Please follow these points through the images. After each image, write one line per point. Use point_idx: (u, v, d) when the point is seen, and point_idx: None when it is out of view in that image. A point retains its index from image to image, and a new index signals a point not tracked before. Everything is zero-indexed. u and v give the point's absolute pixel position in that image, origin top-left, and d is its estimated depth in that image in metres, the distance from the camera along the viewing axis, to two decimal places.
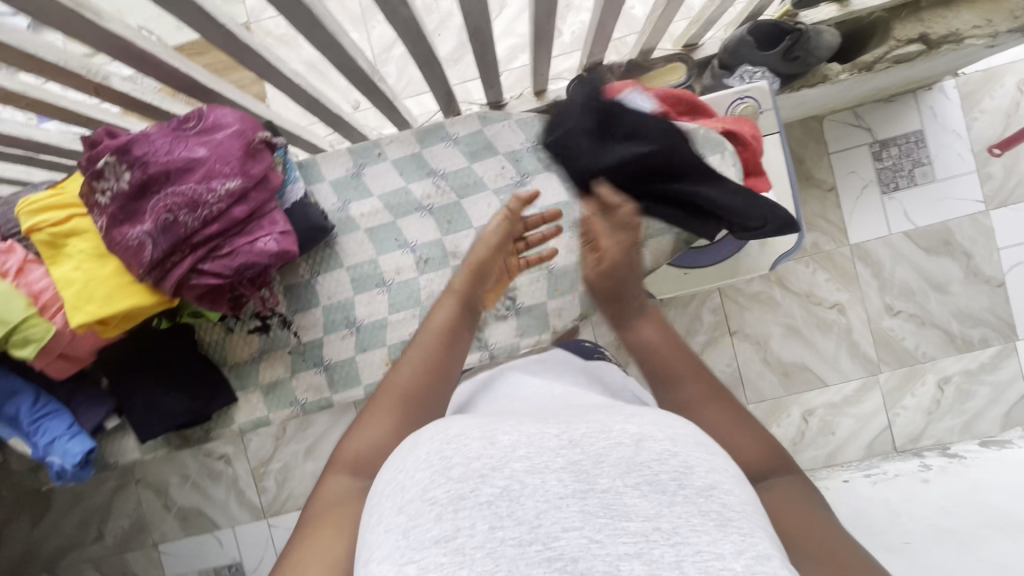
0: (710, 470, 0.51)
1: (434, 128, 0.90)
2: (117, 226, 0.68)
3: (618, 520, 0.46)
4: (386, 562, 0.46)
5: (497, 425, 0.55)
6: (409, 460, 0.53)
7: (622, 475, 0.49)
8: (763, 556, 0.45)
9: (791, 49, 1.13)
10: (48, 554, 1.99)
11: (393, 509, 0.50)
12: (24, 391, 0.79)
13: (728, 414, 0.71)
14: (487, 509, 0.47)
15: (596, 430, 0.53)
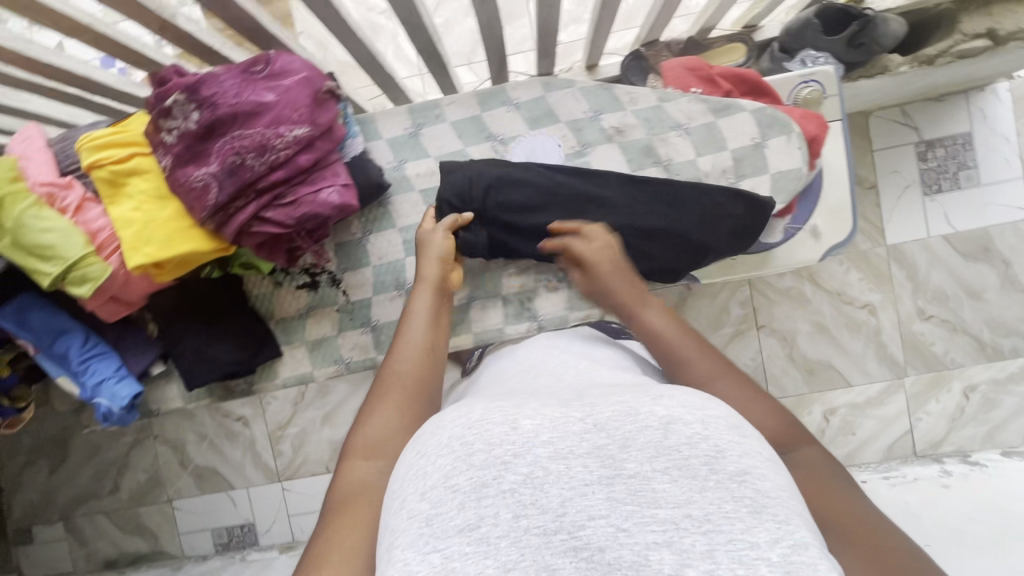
0: (744, 453, 0.44)
1: (495, 91, 0.88)
2: (182, 167, 0.67)
3: (647, 507, 0.40)
4: (410, 550, 0.41)
5: (518, 408, 0.50)
6: (432, 443, 0.48)
7: (649, 459, 0.43)
8: (800, 544, 0.39)
9: (858, 35, 1.10)
10: (65, 502, 2.01)
11: (415, 496, 0.45)
12: (73, 331, 0.79)
13: (736, 391, 0.62)
14: (511, 497, 0.42)
15: (622, 413, 0.47)
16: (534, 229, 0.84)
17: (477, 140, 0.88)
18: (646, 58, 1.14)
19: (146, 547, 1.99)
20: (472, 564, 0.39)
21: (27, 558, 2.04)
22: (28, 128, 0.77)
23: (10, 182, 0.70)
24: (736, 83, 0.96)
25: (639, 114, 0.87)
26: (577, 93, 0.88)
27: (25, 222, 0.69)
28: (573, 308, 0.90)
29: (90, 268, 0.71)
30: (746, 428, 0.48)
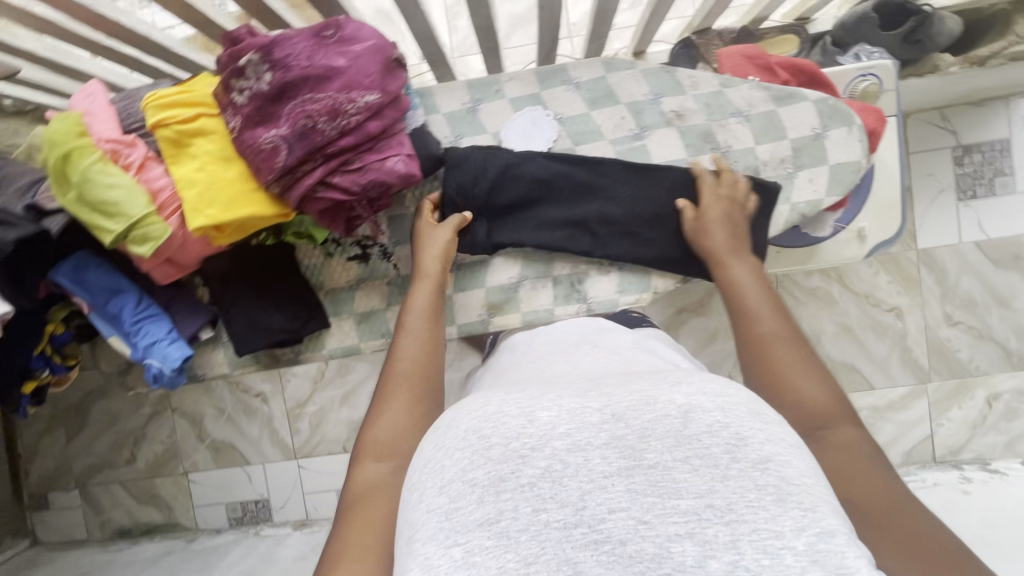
0: (766, 440, 0.43)
1: (556, 70, 0.89)
2: (252, 127, 0.68)
3: (668, 499, 0.39)
4: (431, 544, 0.41)
5: (533, 399, 0.48)
6: (446, 436, 0.48)
7: (670, 450, 0.42)
8: (827, 533, 0.38)
9: (913, 32, 1.08)
10: (81, 471, 1.91)
11: (433, 490, 0.44)
12: (127, 292, 0.79)
13: (793, 355, 0.64)
14: (529, 492, 0.41)
15: (640, 402, 0.45)
16: (539, 218, 0.87)
17: (533, 117, 0.89)
18: (696, 46, 1.12)
19: (160, 518, 1.89)
20: (493, 558, 0.39)
21: (41, 525, 1.93)
22: (91, 85, 0.77)
23: (76, 137, 0.70)
24: (793, 73, 0.94)
25: (699, 99, 0.88)
26: (639, 75, 0.89)
27: (90, 177, 0.68)
28: (623, 292, 0.89)
29: (151, 227, 0.70)
30: (768, 412, 0.46)
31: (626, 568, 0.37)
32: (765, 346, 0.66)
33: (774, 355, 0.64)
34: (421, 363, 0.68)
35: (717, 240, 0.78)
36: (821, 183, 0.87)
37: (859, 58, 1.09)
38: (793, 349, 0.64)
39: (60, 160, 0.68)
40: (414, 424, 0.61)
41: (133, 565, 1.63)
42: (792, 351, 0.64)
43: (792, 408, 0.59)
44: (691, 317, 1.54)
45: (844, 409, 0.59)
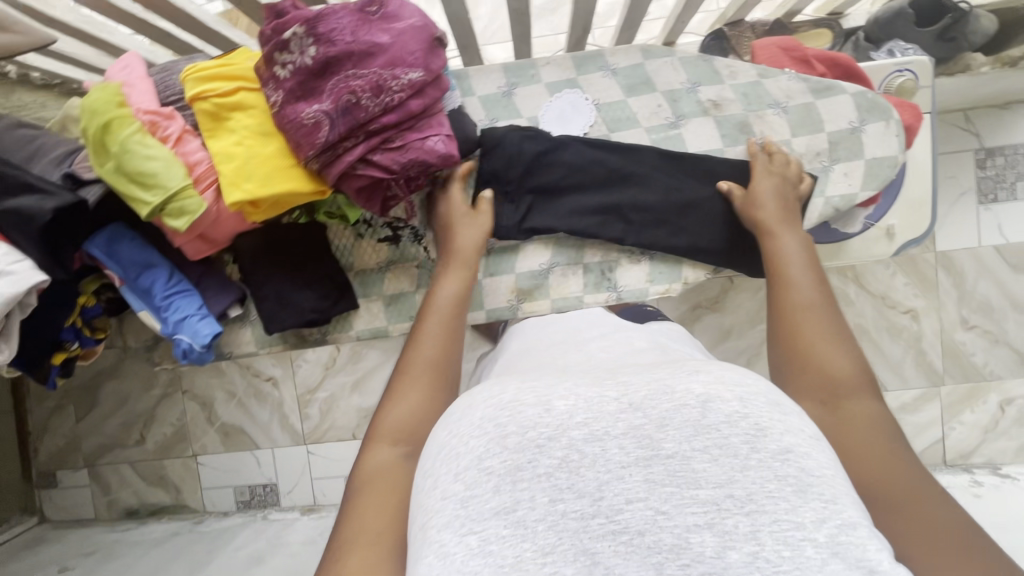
0: (785, 431, 0.38)
1: (594, 55, 0.90)
2: (293, 102, 0.68)
3: (688, 488, 0.35)
4: (447, 531, 0.36)
5: (549, 387, 0.43)
6: (461, 422, 0.42)
7: (688, 439, 0.37)
8: (848, 524, 0.34)
9: (948, 29, 1.07)
10: (90, 450, 1.82)
11: (449, 476, 0.39)
12: (159, 266, 0.79)
13: (821, 324, 0.61)
14: (546, 481, 0.36)
15: (657, 391, 0.40)
16: (571, 202, 0.87)
17: (567, 102, 0.89)
18: (728, 37, 1.12)
19: (168, 499, 1.80)
20: (509, 548, 0.34)
21: (49, 503, 1.84)
22: (127, 56, 0.77)
23: (116, 107, 0.69)
24: (829, 66, 0.93)
25: (737, 88, 0.88)
26: (677, 63, 0.89)
27: (128, 148, 0.68)
28: (653, 282, 0.90)
29: (188, 200, 0.70)
30: (786, 403, 0.42)
31: (645, 560, 0.33)
32: (784, 308, 0.64)
33: (799, 322, 0.61)
34: (445, 351, 0.63)
35: (768, 211, 0.77)
36: (856, 177, 0.89)
37: (893, 54, 1.06)
38: (822, 316, 0.62)
39: (101, 131, 0.68)
40: (432, 410, 0.57)
41: (144, 541, 1.61)
42: (823, 318, 0.61)
43: (812, 373, 0.56)
44: (706, 313, 1.52)
45: (868, 381, 0.55)
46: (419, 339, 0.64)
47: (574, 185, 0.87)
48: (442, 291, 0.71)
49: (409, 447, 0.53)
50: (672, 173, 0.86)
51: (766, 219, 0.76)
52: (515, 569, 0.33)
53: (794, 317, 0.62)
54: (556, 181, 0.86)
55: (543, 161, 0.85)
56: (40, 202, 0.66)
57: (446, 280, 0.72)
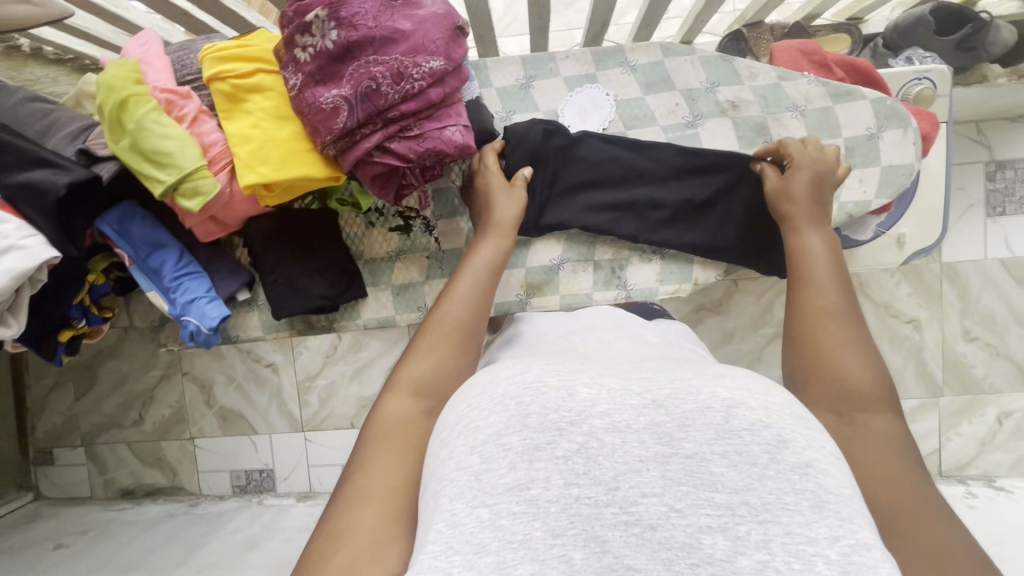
0: (807, 444, 0.38)
1: (613, 51, 0.89)
2: (312, 86, 0.67)
3: (703, 490, 0.35)
4: (459, 501, 0.37)
5: (573, 373, 0.43)
6: (481, 397, 0.42)
7: (710, 441, 0.37)
8: (863, 545, 0.33)
9: (967, 39, 1.06)
10: (88, 429, 1.81)
11: (465, 448, 0.39)
12: (169, 247, 0.79)
13: (844, 330, 0.58)
14: (563, 465, 0.36)
15: (683, 390, 0.40)
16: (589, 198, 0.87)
17: (584, 97, 0.89)
18: (745, 39, 1.11)
19: (164, 481, 1.80)
20: (520, 524, 0.34)
21: (45, 480, 1.83)
22: (145, 33, 0.77)
23: (134, 84, 0.69)
24: (848, 71, 0.93)
25: (756, 89, 0.88)
26: (696, 62, 0.89)
27: (144, 126, 0.67)
28: (663, 282, 0.91)
29: (202, 180, 0.69)
30: (810, 418, 0.42)
31: (654, 554, 0.33)
32: (811, 313, 0.61)
33: (824, 327, 0.58)
34: (475, 313, 0.63)
35: (799, 207, 0.73)
36: (871, 184, 0.88)
37: (911, 62, 1.05)
38: (847, 325, 0.58)
39: (117, 108, 0.68)
40: (455, 374, 0.57)
41: (140, 522, 1.62)
42: (844, 326, 0.58)
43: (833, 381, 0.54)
44: (709, 315, 1.52)
45: (889, 397, 0.53)
46: (449, 299, 0.64)
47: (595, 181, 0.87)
48: (477, 256, 0.70)
49: (431, 401, 0.54)
50: (693, 171, 0.86)
51: (795, 212, 0.73)
52: (524, 547, 0.33)
53: (814, 324, 0.59)
54: (574, 176, 0.86)
55: (561, 157, 0.86)
56: (54, 177, 0.66)
57: (483, 246, 0.71)
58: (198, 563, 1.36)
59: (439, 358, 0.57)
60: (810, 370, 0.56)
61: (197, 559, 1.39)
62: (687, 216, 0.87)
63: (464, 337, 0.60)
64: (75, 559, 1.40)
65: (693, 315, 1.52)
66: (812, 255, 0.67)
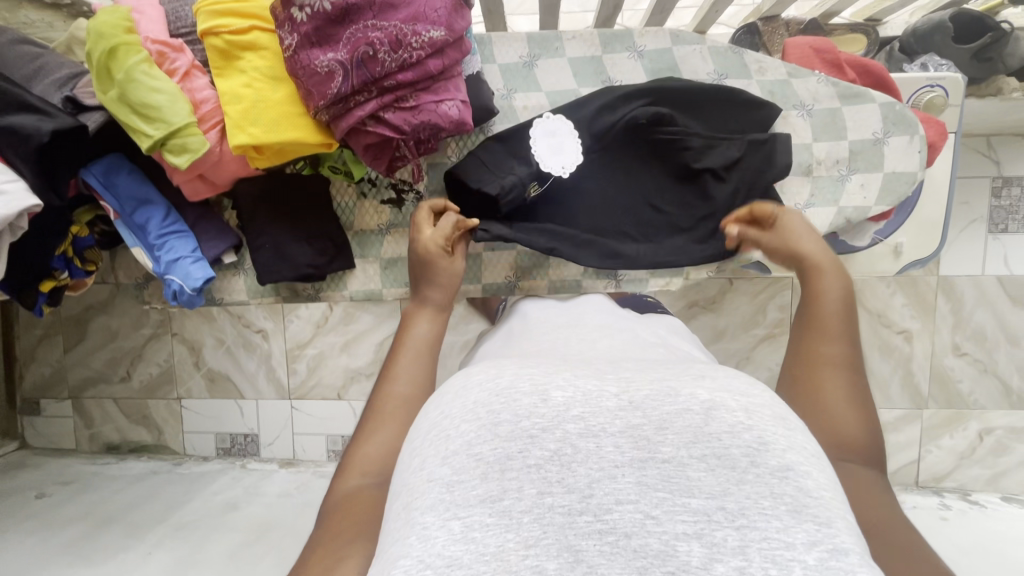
0: (789, 446, 0.37)
1: (622, 34, 0.87)
2: (307, 48, 0.65)
3: (679, 495, 0.34)
4: (430, 513, 0.35)
5: (546, 375, 0.42)
6: (454, 404, 0.41)
7: (687, 445, 0.36)
8: (841, 550, 0.32)
9: (985, 49, 1.04)
10: (76, 382, 1.80)
11: (435, 459, 0.38)
12: (156, 204, 0.78)
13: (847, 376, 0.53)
14: (535, 474, 0.35)
15: (661, 392, 0.40)
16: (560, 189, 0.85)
17: (593, 81, 0.88)
18: (760, 33, 1.09)
19: (149, 439, 1.79)
20: (492, 536, 0.33)
21: (31, 430, 1.83)
22: None
23: (124, 33, 0.67)
24: (860, 73, 0.91)
25: (764, 86, 0.88)
26: (705, 52, 0.87)
27: (134, 77, 0.66)
28: (653, 274, 0.90)
29: (191, 138, 0.68)
30: (791, 418, 0.41)
31: (628, 562, 0.32)
32: (813, 361, 0.55)
33: (823, 372, 0.54)
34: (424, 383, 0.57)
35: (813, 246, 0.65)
36: (872, 190, 0.88)
37: (926, 69, 1.03)
38: (849, 380, 0.53)
39: (106, 56, 0.66)
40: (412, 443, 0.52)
41: (123, 477, 1.63)
42: (848, 378, 0.53)
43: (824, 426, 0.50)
44: (701, 312, 1.52)
45: (872, 448, 0.51)
46: (393, 372, 0.57)
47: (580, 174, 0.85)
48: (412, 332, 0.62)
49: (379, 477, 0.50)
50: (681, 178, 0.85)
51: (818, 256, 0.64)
52: (495, 559, 0.32)
53: (818, 375, 0.54)
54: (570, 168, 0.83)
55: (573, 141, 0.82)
56: (38, 123, 0.65)
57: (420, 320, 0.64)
58: (177, 521, 1.38)
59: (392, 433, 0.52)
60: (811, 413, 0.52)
61: (176, 516, 1.40)
62: (671, 197, 0.86)
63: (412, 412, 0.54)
64: (53, 511, 1.41)
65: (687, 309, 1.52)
66: (827, 303, 0.58)
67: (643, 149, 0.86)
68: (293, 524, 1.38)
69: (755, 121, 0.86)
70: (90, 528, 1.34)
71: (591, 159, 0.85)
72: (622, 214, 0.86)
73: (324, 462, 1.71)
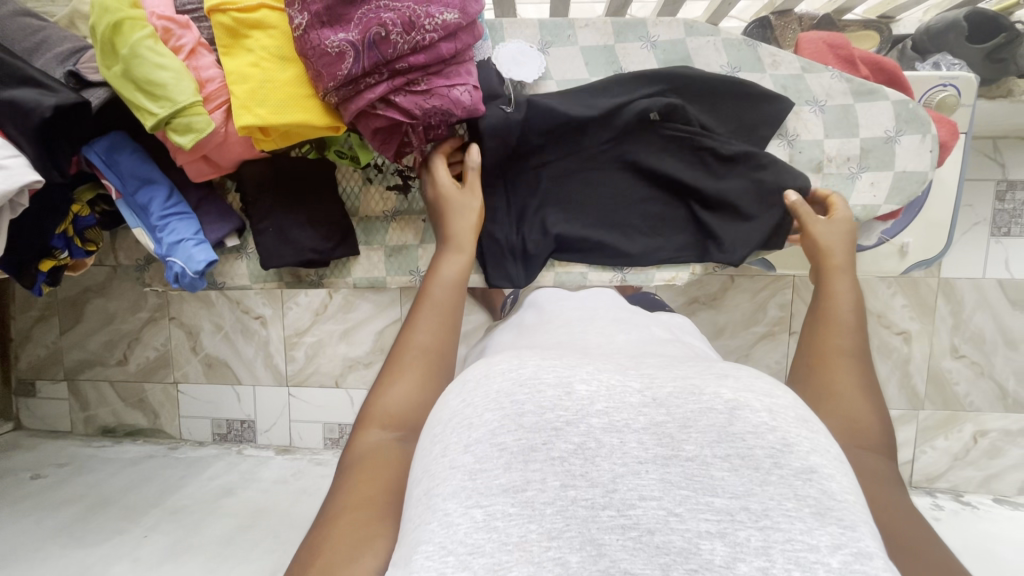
0: (812, 449, 0.36)
1: (635, 24, 0.86)
2: (318, 27, 0.64)
3: (702, 494, 0.33)
4: (452, 500, 0.34)
5: (570, 367, 0.41)
6: (476, 392, 0.40)
7: (711, 444, 0.35)
8: (865, 554, 0.31)
9: (998, 49, 1.02)
10: (72, 364, 1.78)
11: (458, 443, 0.37)
12: (158, 183, 0.77)
13: (852, 370, 0.58)
14: (559, 466, 0.35)
15: (685, 390, 0.39)
16: (573, 189, 0.86)
17: (604, 71, 0.87)
18: (772, 27, 1.08)
19: (145, 422, 1.78)
20: (515, 526, 0.33)
21: (26, 411, 1.82)
22: None
23: (129, 7, 0.65)
24: (873, 70, 0.91)
25: (777, 80, 0.87)
26: (719, 44, 0.86)
27: (139, 53, 0.65)
28: (660, 268, 0.88)
29: (195, 117, 0.67)
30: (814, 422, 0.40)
31: (651, 559, 0.31)
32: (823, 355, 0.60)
33: (830, 369, 0.58)
34: (444, 334, 0.59)
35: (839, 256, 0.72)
36: (881, 189, 0.88)
37: (938, 68, 1.02)
38: (858, 370, 0.58)
39: (110, 30, 0.64)
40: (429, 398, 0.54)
41: (118, 460, 1.62)
42: (853, 368, 0.58)
43: (835, 416, 0.54)
44: (703, 308, 1.51)
45: (885, 439, 0.54)
46: (414, 324, 0.60)
47: (593, 170, 0.86)
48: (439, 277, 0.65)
49: (402, 432, 0.51)
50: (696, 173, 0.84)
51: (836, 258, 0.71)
52: (518, 548, 0.32)
53: (828, 367, 0.59)
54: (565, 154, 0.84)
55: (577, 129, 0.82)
56: (41, 98, 0.64)
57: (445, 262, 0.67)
58: (172, 505, 1.38)
59: (411, 385, 0.54)
60: (817, 401, 0.56)
61: (171, 501, 1.40)
62: (681, 187, 0.85)
63: (432, 368, 0.56)
64: (48, 493, 1.40)
65: (689, 304, 1.51)
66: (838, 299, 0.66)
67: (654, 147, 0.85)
68: (289, 511, 1.37)
69: (769, 114, 0.85)
70: (84, 510, 1.33)
71: (602, 151, 0.85)
72: (631, 207, 0.87)
73: (321, 450, 1.70)
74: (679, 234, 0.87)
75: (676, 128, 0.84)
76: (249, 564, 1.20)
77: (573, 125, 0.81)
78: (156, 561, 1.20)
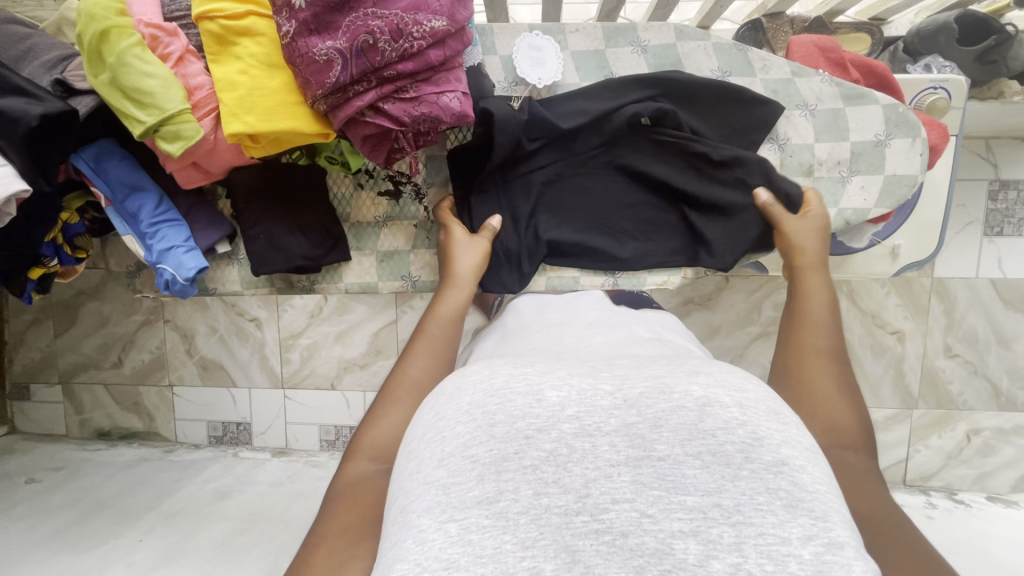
0: (783, 441, 0.36)
1: (625, 29, 0.86)
2: (306, 34, 0.64)
3: (675, 493, 0.33)
4: (427, 517, 0.34)
5: (541, 374, 0.41)
6: (449, 406, 0.40)
7: (682, 441, 0.35)
8: (836, 543, 0.31)
9: (989, 51, 1.03)
10: (66, 368, 1.78)
11: (431, 461, 0.38)
12: (147, 191, 0.77)
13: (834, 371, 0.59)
14: (531, 474, 0.35)
15: (656, 389, 0.39)
16: (564, 196, 0.86)
17: (595, 75, 0.87)
18: (763, 29, 1.08)
19: (140, 425, 1.78)
20: (489, 539, 0.32)
21: (21, 415, 1.81)
22: None
23: (116, 15, 0.65)
24: (864, 73, 0.91)
25: (768, 84, 0.87)
26: (710, 49, 0.87)
27: (126, 61, 0.64)
28: (652, 272, 0.88)
29: (184, 125, 0.66)
30: (787, 412, 0.40)
31: (626, 561, 0.31)
32: (805, 351, 0.61)
33: (809, 370, 0.59)
34: (437, 371, 0.60)
35: (809, 252, 0.73)
36: (872, 192, 0.88)
37: (929, 70, 1.03)
38: (835, 365, 0.60)
39: (97, 39, 0.64)
40: None
41: (113, 464, 1.61)
42: (833, 367, 0.59)
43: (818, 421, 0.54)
44: (697, 309, 1.51)
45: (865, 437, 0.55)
46: (411, 356, 0.60)
47: (586, 173, 0.86)
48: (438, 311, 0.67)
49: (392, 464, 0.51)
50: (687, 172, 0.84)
51: (808, 253, 0.73)
52: (493, 561, 0.32)
53: (808, 367, 0.59)
54: (557, 160, 0.84)
55: (568, 133, 0.83)
56: (27, 107, 0.63)
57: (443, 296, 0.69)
58: (167, 509, 1.37)
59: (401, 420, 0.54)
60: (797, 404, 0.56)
61: (165, 504, 1.40)
62: (673, 192, 0.85)
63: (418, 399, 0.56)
64: (43, 497, 1.40)
65: (684, 304, 1.51)
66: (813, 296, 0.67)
67: (645, 150, 0.85)
68: (284, 514, 1.37)
69: (761, 116, 0.85)
70: (78, 515, 1.33)
71: (592, 155, 0.85)
72: (621, 212, 0.87)
73: (317, 451, 1.70)
74: (671, 241, 0.87)
75: (666, 132, 0.84)
76: (244, 568, 1.20)
77: (564, 130, 0.82)
78: (151, 566, 1.20)
